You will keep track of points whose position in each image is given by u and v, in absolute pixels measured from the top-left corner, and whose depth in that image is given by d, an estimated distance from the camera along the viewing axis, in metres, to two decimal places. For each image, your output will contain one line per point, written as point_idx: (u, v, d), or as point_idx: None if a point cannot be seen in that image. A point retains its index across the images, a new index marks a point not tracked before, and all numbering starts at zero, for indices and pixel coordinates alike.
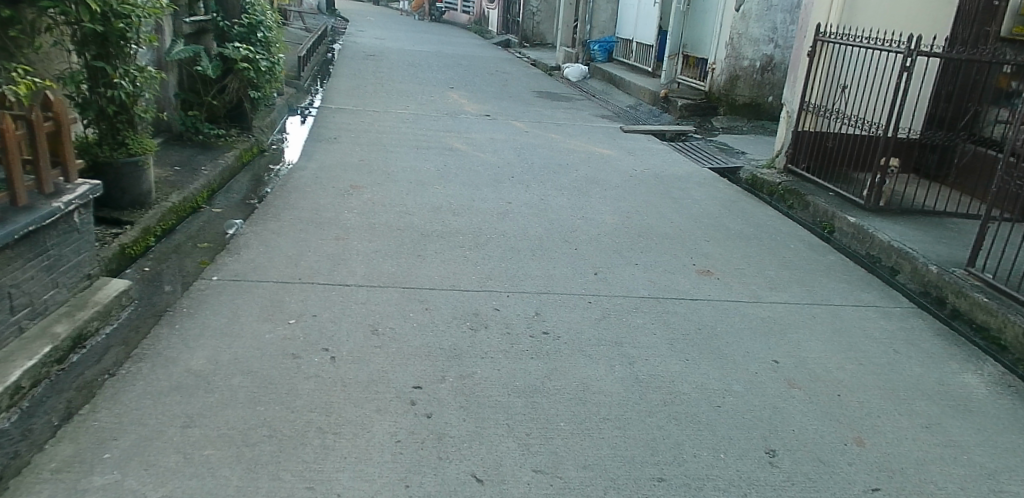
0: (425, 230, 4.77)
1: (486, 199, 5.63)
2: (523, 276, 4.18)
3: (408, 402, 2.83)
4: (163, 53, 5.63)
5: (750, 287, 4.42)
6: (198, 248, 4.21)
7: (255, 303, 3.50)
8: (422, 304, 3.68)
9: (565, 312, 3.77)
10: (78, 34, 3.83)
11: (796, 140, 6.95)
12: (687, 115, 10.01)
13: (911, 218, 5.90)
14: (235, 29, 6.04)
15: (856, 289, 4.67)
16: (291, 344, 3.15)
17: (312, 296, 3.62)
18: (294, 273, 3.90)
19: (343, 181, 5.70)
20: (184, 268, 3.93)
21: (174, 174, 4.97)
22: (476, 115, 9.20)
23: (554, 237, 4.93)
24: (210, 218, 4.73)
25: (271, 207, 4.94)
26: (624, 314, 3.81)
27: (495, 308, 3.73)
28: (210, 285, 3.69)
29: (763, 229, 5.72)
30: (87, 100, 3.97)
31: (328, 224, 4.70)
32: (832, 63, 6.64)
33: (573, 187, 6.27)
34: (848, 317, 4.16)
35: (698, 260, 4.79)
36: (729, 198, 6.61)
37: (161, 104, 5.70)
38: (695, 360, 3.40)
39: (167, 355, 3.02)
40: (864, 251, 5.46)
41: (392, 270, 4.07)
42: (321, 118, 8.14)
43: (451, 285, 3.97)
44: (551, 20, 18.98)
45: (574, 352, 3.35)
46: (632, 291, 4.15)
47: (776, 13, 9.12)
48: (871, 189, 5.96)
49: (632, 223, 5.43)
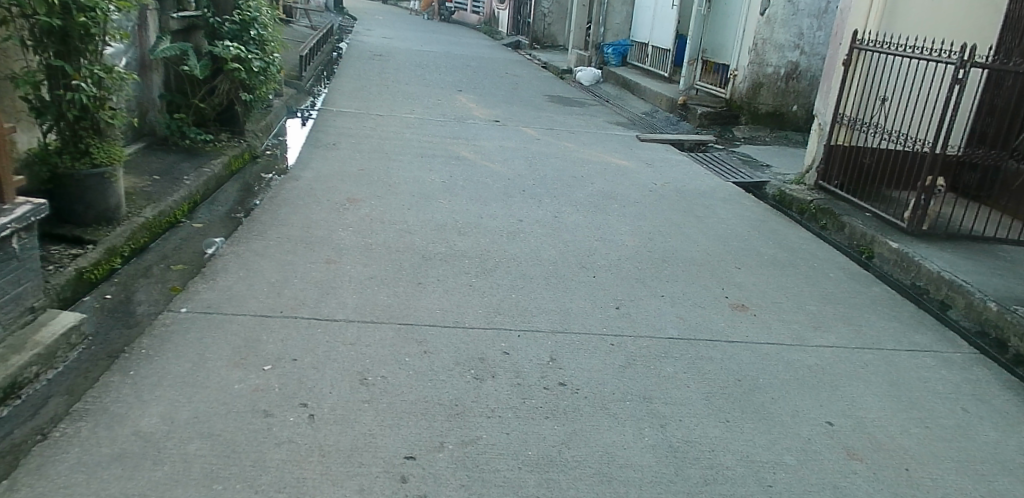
0: (427, 252, 4.30)
1: (495, 215, 5.16)
2: (537, 310, 3.71)
3: (398, 479, 2.37)
4: (146, 51, 5.16)
5: (791, 327, 3.94)
6: (170, 271, 3.72)
7: (225, 343, 3.01)
8: (420, 346, 3.19)
9: (583, 357, 3.28)
10: (35, 29, 3.36)
11: (829, 154, 6.47)
12: (707, 122, 9.38)
13: (960, 245, 5.40)
14: (226, 27, 5.56)
15: (909, 329, 4.18)
16: (263, 397, 2.67)
17: (293, 335, 3.13)
18: (275, 304, 3.41)
19: (340, 193, 5.24)
20: (151, 295, 3.44)
21: (152, 184, 4.49)
22: (485, 121, 8.71)
23: (570, 261, 4.45)
24: (189, 235, 4.25)
25: (257, 223, 4.46)
26: (653, 361, 3.34)
27: (505, 352, 3.24)
28: (177, 319, 3.20)
29: (798, 255, 5.23)
30: (47, 103, 3.47)
31: (320, 244, 4.22)
32: (870, 72, 6.17)
33: (589, 203, 5.78)
34: (904, 367, 3.68)
35: (731, 292, 4.30)
36: (758, 217, 6.11)
37: (143, 106, 5.23)
38: (739, 422, 2.96)
39: (115, 409, 2.54)
40: (910, 281, 4.98)
41: (388, 302, 3.58)
42: (322, 121, 7.67)
43: (454, 320, 3.48)
44: (562, 21, 18.53)
45: (598, 411, 2.88)
46: (661, 331, 3.66)
47: (803, 18, 8.75)
48: (915, 211, 5.46)
49: (655, 246, 4.94)
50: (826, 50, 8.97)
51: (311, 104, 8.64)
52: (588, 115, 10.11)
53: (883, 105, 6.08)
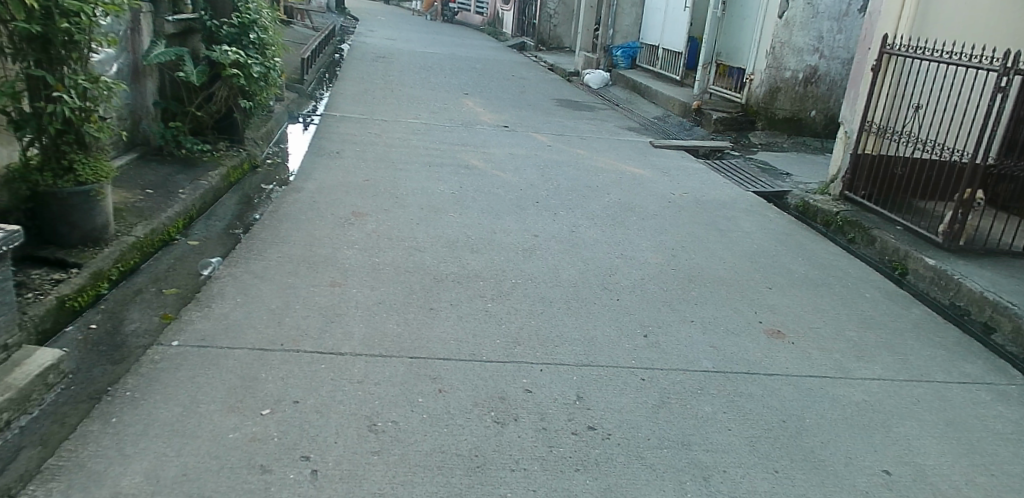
0: (439, 273, 4.01)
1: (508, 230, 4.86)
2: (559, 339, 3.42)
3: None
4: (139, 56, 4.89)
5: (832, 356, 3.65)
6: (161, 296, 3.44)
7: (220, 383, 2.73)
8: (434, 384, 2.90)
9: (613, 396, 2.99)
10: (13, 35, 3.08)
11: (855, 164, 6.18)
12: (723, 130, 9.11)
13: (999, 262, 5.10)
14: (224, 30, 5.28)
15: (957, 358, 3.89)
16: (260, 449, 2.40)
17: (295, 373, 2.84)
18: (274, 335, 3.12)
19: (345, 206, 4.95)
20: (140, 324, 3.15)
21: (144, 198, 4.21)
22: (494, 127, 8.42)
23: (591, 282, 4.16)
24: (184, 254, 3.96)
25: (256, 241, 4.18)
26: (690, 398, 3.05)
27: (527, 389, 2.95)
28: (168, 353, 2.91)
29: (830, 272, 4.93)
30: (26, 115, 3.19)
31: (323, 264, 3.94)
32: (900, 79, 5.87)
33: (607, 215, 5.50)
34: (958, 403, 3.39)
35: (765, 317, 4.00)
36: (783, 230, 5.80)
37: (136, 114, 4.96)
38: (788, 472, 2.68)
39: (93, 467, 2.27)
40: (949, 301, 4.69)
41: (397, 331, 3.29)
42: (325, 127, 7.40)
43: (471, 353, 3.18)
44: (569, 22, 18.22)
45: (634, 462, 2.60)
46: (694, 363, 3.35)
47: (823, 20, 8.44)
48: (952, 226, 5.15)
49: (679, 264, 4.65)
50: (846, 53, 8.66)
51: (313, 109, 8.35)
52: (599, 120, 9.81)
53: (915, 113, 5.77)
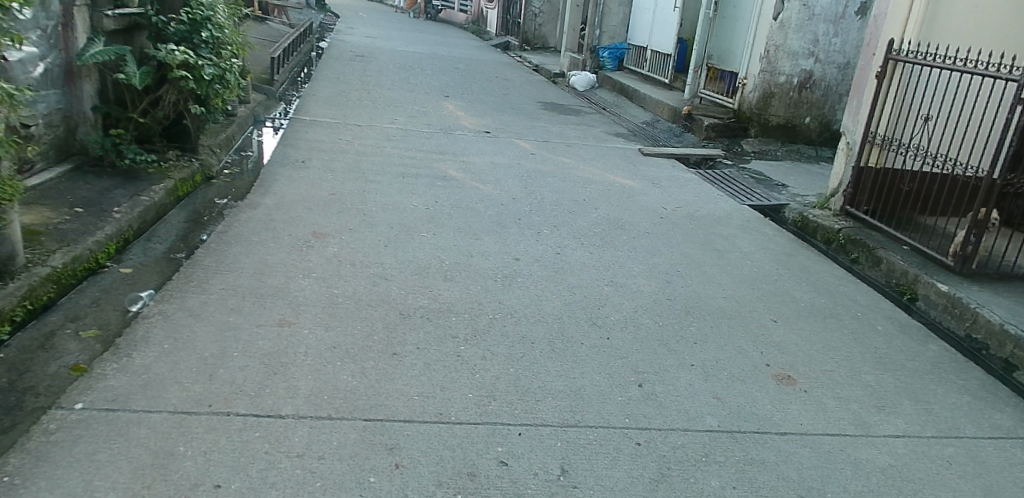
0: (405, 307, 3.53)
1: (487, 253, 4.40)
2: (542, 391, 2.96)
3: None
4: (73, 56, 4.37)
5: (850, 407, 3.22)
6: (75, 339, 2.93)
7: (124, 463, 2.26)
8: (390, 457, 2.44)
9: (603, 468, 2.54)
10: None
11: (857, 177, 5.72)
12: (715, 136, 8.65)
13: (1016, 287, 4.69)
14: (172, 27, 4.75)
15: (987, 406, 3.46)
16: None
17: (221, 445, 2.38)
18: (202, 393, 2.63)
19: (305, 226, 4.45)
20: (43, 378, 2.65)
21: (70, 218, 3.71)
22: (474, 132, 7.95)
23: (578, 317, 3.70)
24: (113, 283, 3.46)
25: (199, 269, 3.68)
26: (692, 469, 2.60)
27: (500, 461, 2.50)
28: (68, 421, 2.43)
29: (837, 300, 4.51)
30: None
31: (273, 298, 3.44)
32: (908, 87, 5.40)
33: (594, 234, 5.04)
34: (995, 464, 2.97)
35: (772, 357, 3.56)
36: (783, 250, 5.38)
37: (69, 121, 4.44)
38: None
39: None
40: (964, 333, 4.28)
41: (351, 385, 2.81)
42: (292, 132, 6.89)
43: (437, 412, 2.71)
44: (553, 22, 17.80)
45: None
46: (697, 421, 2.90)
47: (819, 23, 8.01)
48: (966, 248, 4.71)
49: (674, 292, 4.21)
50: (842, 57, 8.22)
51: (282, 112, 7.83)
52: (585, 125, 9.36)
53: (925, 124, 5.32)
